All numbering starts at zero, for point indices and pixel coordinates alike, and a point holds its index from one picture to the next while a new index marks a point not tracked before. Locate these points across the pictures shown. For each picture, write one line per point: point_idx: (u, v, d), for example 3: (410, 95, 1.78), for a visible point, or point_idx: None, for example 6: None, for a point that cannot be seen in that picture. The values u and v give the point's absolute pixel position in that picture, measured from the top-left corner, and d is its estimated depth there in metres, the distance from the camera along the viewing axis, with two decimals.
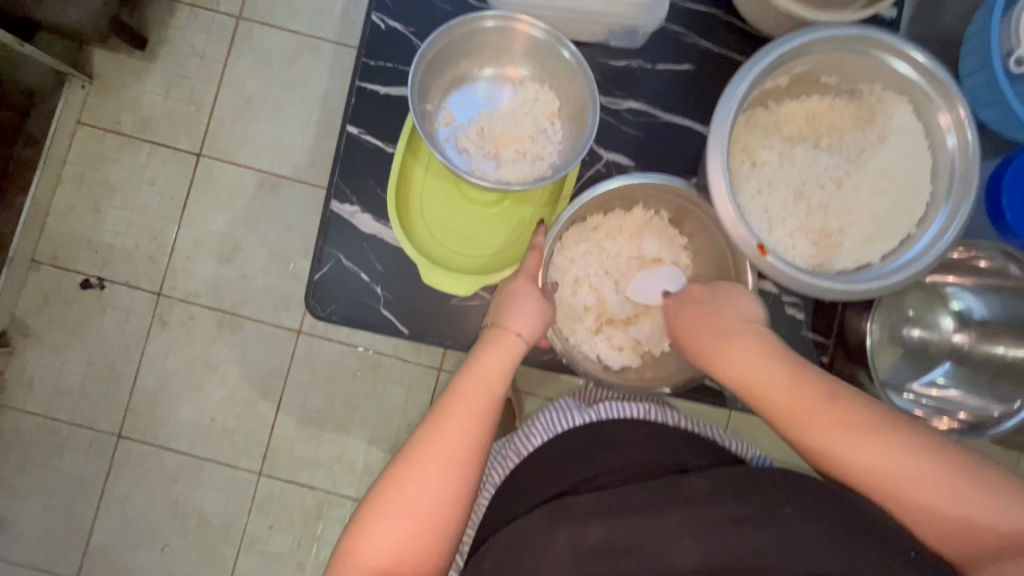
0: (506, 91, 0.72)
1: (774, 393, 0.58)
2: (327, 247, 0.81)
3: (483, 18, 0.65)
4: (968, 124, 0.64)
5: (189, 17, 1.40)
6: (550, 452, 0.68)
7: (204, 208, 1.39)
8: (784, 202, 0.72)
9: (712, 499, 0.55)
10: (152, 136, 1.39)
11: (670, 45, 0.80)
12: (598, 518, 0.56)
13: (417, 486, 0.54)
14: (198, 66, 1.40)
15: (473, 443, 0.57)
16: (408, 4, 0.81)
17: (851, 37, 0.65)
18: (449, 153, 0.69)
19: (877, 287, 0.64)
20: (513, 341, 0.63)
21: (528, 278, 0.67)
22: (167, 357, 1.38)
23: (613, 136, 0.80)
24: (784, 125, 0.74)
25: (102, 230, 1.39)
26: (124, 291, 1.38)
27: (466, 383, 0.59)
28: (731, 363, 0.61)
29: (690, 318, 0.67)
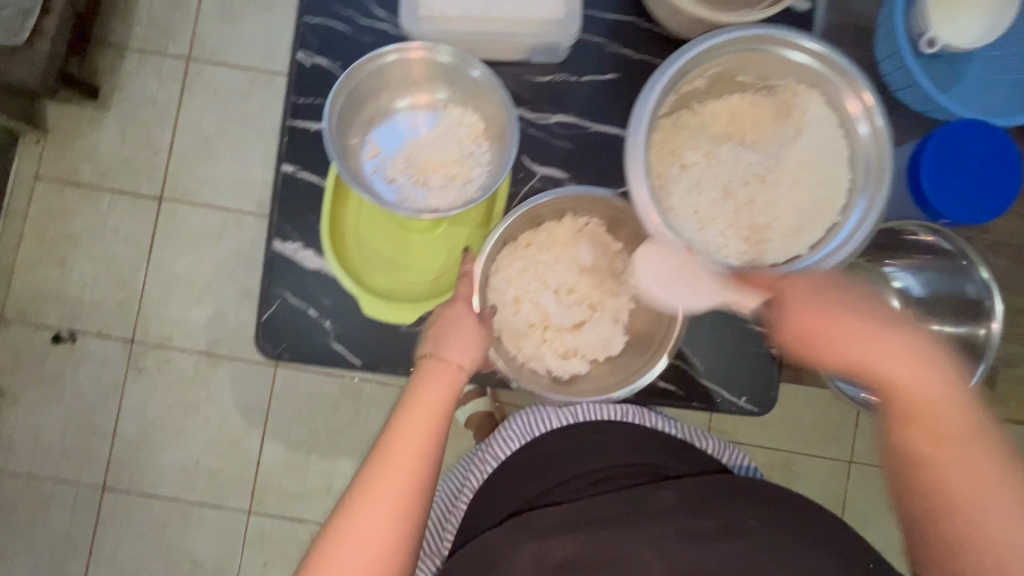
0: (428, 118, 0.73)
1: (898, 368, 0.58)
2: (273, 287, 0.81)
3: (390, 51, 0.66)
4: (878, 111, 0.65)
5: (139, 63, 1.41)
6: (534, 457, 0.79)
7: (171, 251, 1.39)
8: (710, 200, 0.72)
9: (670, 514, 0.68)
10: (113, 184, 1.39)
11: (593, 56, 0.82)
12: (564, 533, 0.67)
13: (361, 537, 0.54)
14: (152, 110, 1.41)
15: (415, 487, 0.57)
16: (333, 40, 0.82)
17: (754, 37, 0.67)
18: (377, 185, 0.70)
19: (804, 279, 0.65)
20: (451, 374, 0.62)
21: (463, 303, 0.66)
22: (146, 403, 1.37)
23: (545, 150, 0.81)
24: (709, 126, 0.75)
25: (69, 283, 1.38)
26: (97, 342, 1.37)
27: (404, 426, 0.59)
28: (898, 366, 0.58)
29: (804, 305, 0.62)
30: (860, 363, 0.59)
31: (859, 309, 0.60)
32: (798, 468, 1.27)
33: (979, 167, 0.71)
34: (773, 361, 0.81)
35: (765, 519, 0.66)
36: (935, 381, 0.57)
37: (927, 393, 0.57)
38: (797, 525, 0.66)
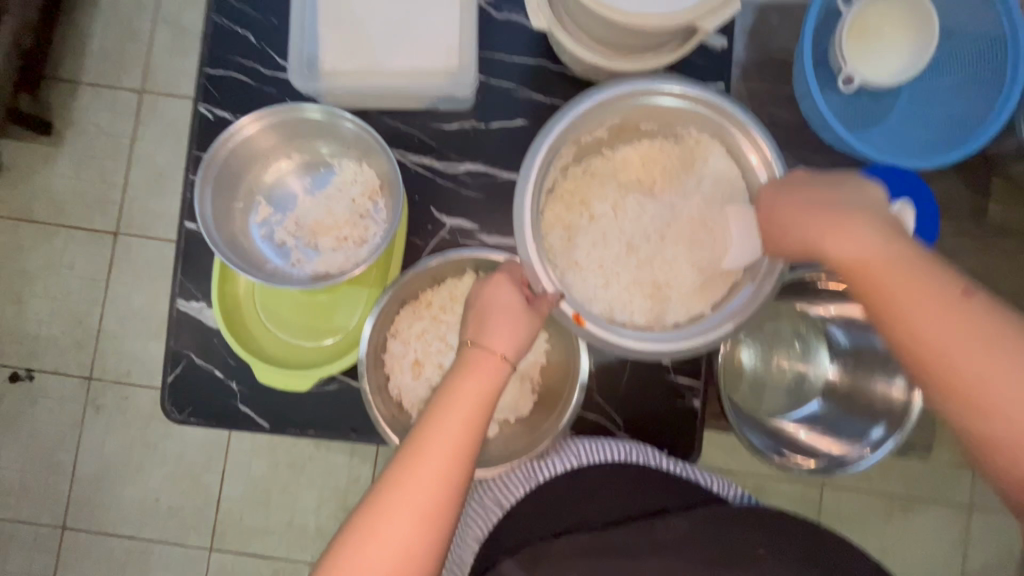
0: (320, 176, 0.70)
1: (876, 265, 0.47)
2: (178, 348, 0.79)
3: (259, 116, 0.63)
4: (777, 164, 0.64)
5: (92, 96, 1.37)
6: (540, 497, 0.70)
7: (126, 286, 1.36)
8: (612, 258, 0.70)
9: (689, 539, 0.61)
10: (67, 219, 1.37)
11: (504, 102, 0.79)
12: (584, 557, 0.60)
13: (383, 541, 0.48)
14: (106, 144, 1.37)
15: (451, 488, 0.50)
16: (236, 92, 0.80)
17: (643, 90, 0.65)
18: (266, 250, 0.68)
19: (704, 340, 0.63)
20: (496, 364, 0.55)
21: (511, 281, 0.60)
22: (103, 443, 1.35)
23: (453, 201, 0.79)
24: (619, 172, 0.72)
25: (25, 322, 1.36)
26: (52, 381, 1.35)
27: (443, 416, 0.52)
28: (840, 248, 0.50)
29: (795, 210, 0.55)
30: (849, 265, 0.49)
31: (838, 195, 0.53)
32: (769, 492, 1.07)
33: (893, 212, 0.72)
34: (697, 414, 0.79)
35: (775, 550, 0.59)
36: (898, 257, 0.47)
37: (911, 291, 0.46)
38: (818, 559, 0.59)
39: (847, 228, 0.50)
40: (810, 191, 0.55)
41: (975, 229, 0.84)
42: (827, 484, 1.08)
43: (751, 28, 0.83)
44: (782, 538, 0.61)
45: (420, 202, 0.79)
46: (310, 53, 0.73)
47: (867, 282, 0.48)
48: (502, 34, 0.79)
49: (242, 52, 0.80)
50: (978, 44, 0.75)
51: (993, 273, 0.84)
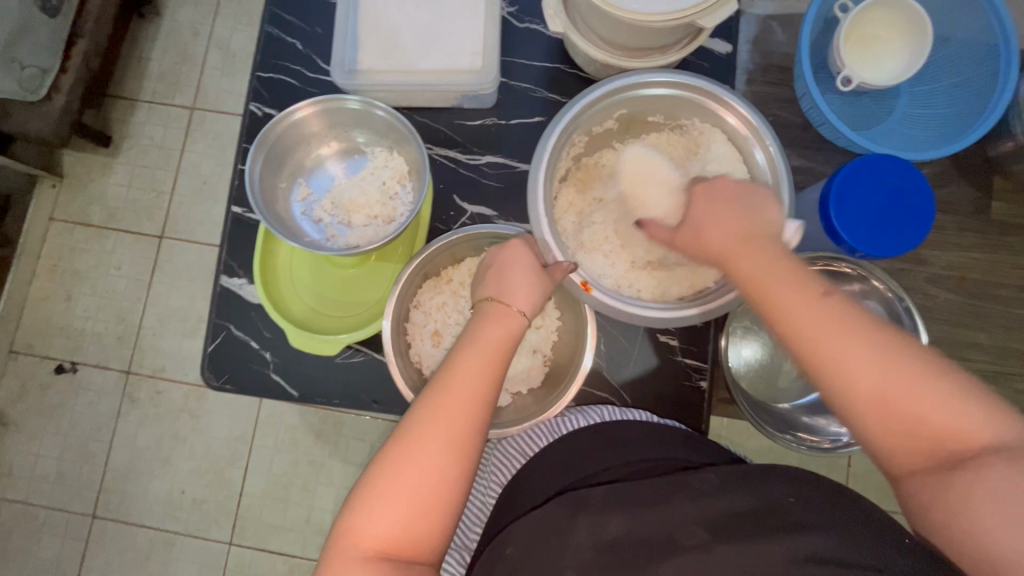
0: (356, 162, 0.78)
1: (784, 290, 0.50)
2: (218, 320, 0.86)
3: (300, 105, 0.70)
4: (776, 151, 0.69)
5: (148, 112, 1.50)
6: (564, 448, 0.68)
7: (168, 286, 1.45)
8: (611, 209, 0.76)
9: (720, 491, 0.53)
10: (118, 224, 1.48)
11: (524, 102, 0.86)
12: (617, 509, 0.54)
13: (417, 466, 0.52)
14: (158, 155, 1.49)
15: (475, 423, 0.55)
16: (283, 92, 0.89)
17: (649, 83, 0.72)
18: (305, 225, 0.75)
19: (702, 311, 0.68)
20: (512, 317, 0.60)
21: (528, 246, 0.65)
22: (138, 433, 1.42)
23: (475, 189, 0.85)
24: (630, 161, 0.79)
25: (73, 317, 1.46)
26: (95, 372, 1.44)
27: (467, 359, 0.57)
28: (747, 269, 0.53)
29: (716, 228, 0.57)
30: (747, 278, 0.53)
31: (738, 212, 0.57)
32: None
33: (887, 204, 0.71)
34: (705, 396, 0.81)
35: (809, 498, 0.50)
36: (786, 272, 0.51)
37: (802, 299, 0.49)
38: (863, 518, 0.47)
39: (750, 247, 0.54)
40: (724, 202, 0.58)
41: (980, 225, 0.86)
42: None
43: (754, 38, 0.90)
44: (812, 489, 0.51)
45: (444, 190, 0.85)
46: (350, 55, 0.82)
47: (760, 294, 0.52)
48: (523, 41, 0.87)
49: (290, 58, 0.89)
50: (971, 49, 0.80)
51: (999, 269, 0.86)
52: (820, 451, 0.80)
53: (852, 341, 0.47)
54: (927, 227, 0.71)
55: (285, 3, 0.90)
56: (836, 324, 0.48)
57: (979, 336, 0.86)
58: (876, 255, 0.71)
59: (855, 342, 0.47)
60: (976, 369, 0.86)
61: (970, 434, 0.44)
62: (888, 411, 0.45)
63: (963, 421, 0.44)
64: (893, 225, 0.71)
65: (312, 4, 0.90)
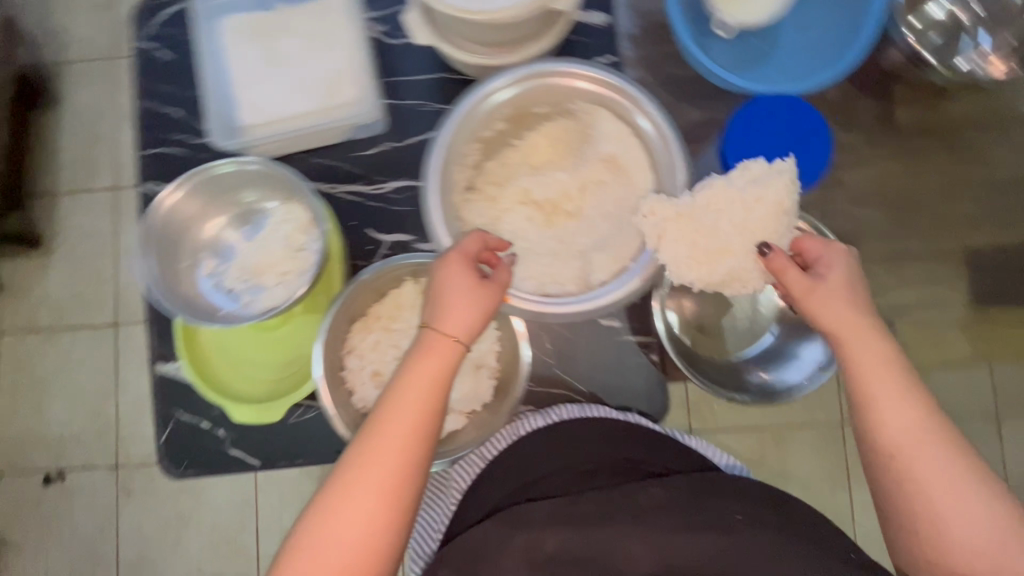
0: (256, 223, 0.76)
1: (868, 352, 0.56)
2: (165, 408, 0.84)
3: (175, 183, 0.68)
4: (660, 119, 0.71)
5: (72, 203, 1.43)
6: (519, 456, 0.69)
7: (137, 371, 1.42)
8: (692, 221, 0.66)
9: (659, 504, 0.59)
10: (71, 323, 1.42)
11: (416, 118, 0.84)
12: (556, 526, 0.58)
13: (348, 515, 0.51)
14: (91, 245, 1.43)
15: (409, 464, 0.53)
16: (175, 165, 0.86)
17: (526, 78, 0.72)
18: (217, 299, 0.74)
19: (621, 291, 0.68)
20: (447, 346, 0.58)
21: (464, 261, 0.61)
22: (141, 523, 1.39)
23: (387, 218, 0.84)
24: (531, 157, 0.77)
25: (49, 427, 1.42)
26: (83, 475, 1.40)
27: (403, 402, 0.55)
28: (834, 322, 0.57)
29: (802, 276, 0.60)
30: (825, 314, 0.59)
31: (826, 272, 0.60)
32: None
33: (782, 145, 0.71)
34: (655, 368, 0.82)
35: (746, 518, 0.57)
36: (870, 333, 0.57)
37: (871, 348, 0.56)
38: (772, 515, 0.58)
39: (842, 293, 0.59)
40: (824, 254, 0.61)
41: (891, 137, 0.86)
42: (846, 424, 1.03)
43: None
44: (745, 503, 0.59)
45: (357, 227, 0.84)
46: (228, 114, 0.80)
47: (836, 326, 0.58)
48: (401, 57, 0.84)
49: (174, 128, 0.87)
50: None
51: (917, 175, 0.86)
52: (770, 401, 0.81)
53: (915, 419, 0.53)
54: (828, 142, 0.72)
55: (157, 73, 0.87)
56: (904, 403, 0.54)
57: (910, 244, 0.87)
58: None
59: (917, 420, 0.53)
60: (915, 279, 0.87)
61: (984, 545, 0.50)
62: (916, 488, 0.52)
63: (976, 522, 0.50)
64: (794, 164, 0.71)
65: (184, 68, 0.87)
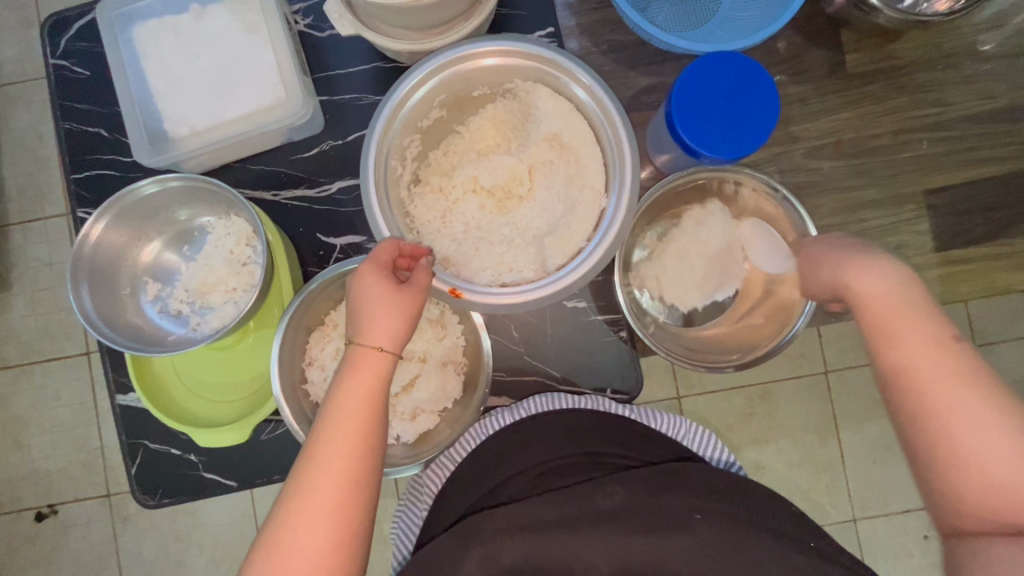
0: (197, 239, 0.73)
1: (906, 328, 0.56)
2: (131, 440, 0.82)
3: (98, 211, 0.65)
4: (599, 88, 0.69)
5: (24, 234, 1.34)
6: (484, 455, 0.68)
7: None
8: (688, 254, 0.76)
9: (624, 504, 0.57)
10: (41, 356, 1.34)
11: (353, 114, 0.81)
12: (512, 536, 0.56)
13: (297, 549, 0.48)
14: (51, 275, 1.34)
15: (355, 482, 0.51)
16: (108, 187, 0.83)
17: (455, 60, 0.69)
18: (166, 323, 0.71)
19: (578, 274, 0.66)
20: (377, 357, 0.57)
21: (379, 270, 0.59)
22: (141, 547, 1.34)
23: (335, 221, 0.81)
24: (476, 142, 0.73)
25: (32, 463, 1.35)
26: (76, 506, 1.34)
27: (336, 421, 0.53)
28: (870, 288, 0.58)
29: (830, 259, 0.63)
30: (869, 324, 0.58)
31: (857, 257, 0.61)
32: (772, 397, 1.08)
33: (730, 103, 0.68)
34: (626, 345, 0.81)
35: (709, 513, 0.56)
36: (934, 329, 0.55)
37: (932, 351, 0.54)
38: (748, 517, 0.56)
39: (895, 304, 0.57)
40: (846, 253, 0.62)
41: (841, 85, 0.84)
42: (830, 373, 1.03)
43: None
44: (717, 497, 0.58)
45: (305, 233, 0.81)
46: (152, 130, 0.76)
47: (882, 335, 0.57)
48: (331, 51, 0.81)
49: (102, 148, 0.82)
50: None
51: (871, 120, 0.85)
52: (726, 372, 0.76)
53: (957, 377, 0.53)
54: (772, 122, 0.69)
55: (75, 92, 0.83)
56: (943, 363, 0.54)
57: (870, 192, 0.86)
58: (740, 156, 0.69)
59: (956, 378, 0.53)
60: (876, 227, 0.86)
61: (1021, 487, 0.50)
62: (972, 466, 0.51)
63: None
64: (744, 122, 0.68)
65: (104, 83, 0.83)
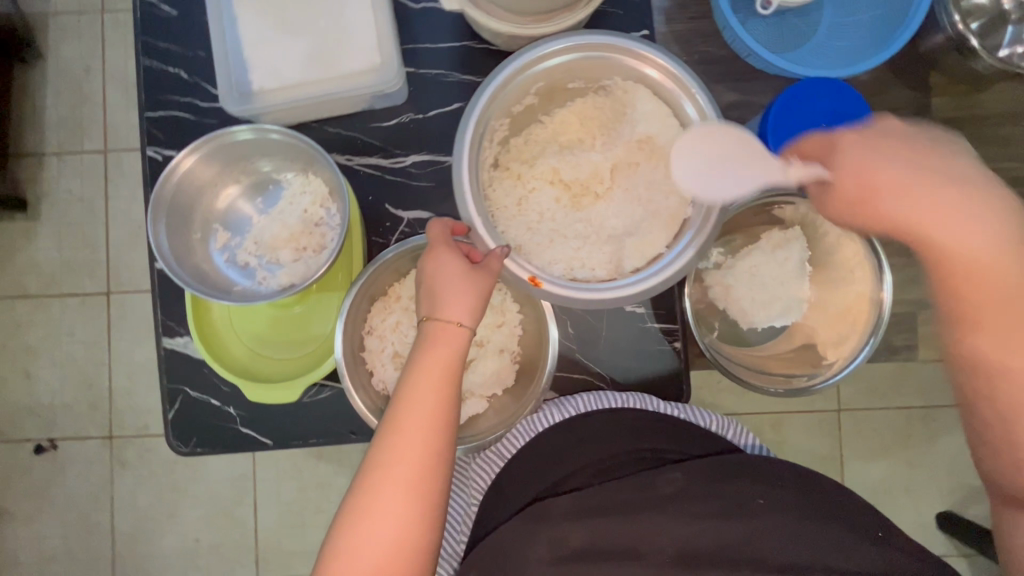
0: (272, 194, 0.73)
1: (1012, 268, 0.53)
2: (171, 385, 0.81)
3: (182, 154, 0.65)
4: (702, 97, 0.67)
5: (58, 164, 1.30)
6: (538, 451, 0.70)
7: (129, 340, 1.30)
8: (754, 281, 0.78)
9: (685, 496, 0.62)
10: (60, 288, 1.30)
11: (437, 89, 0.80)
12: (580, 521, 0.61)
13: (376, 519, 0.49)
14: (81, 209, 1.30)
15: (432, 453, 0.51)
16: (179, 129, 0.81)
17: (561, 48, 0.67)
18: (232, 273, 0.71)
19: (659, 280, 0.66)
20: (453, 331, 0.56)
21: (448, 248, 0.60)
22: (137, 494, 1.30)
23: (405, 194, 0.80)
24: (559, 134, 0.74)
25: (37, 395, 1.30)
26: (75, 445, 1.30)
27: (412, 396, 0.53)
28: (948, 226, 0.54)
29: (896, 194, 0.55)
30: (847, 190, 0.57)
31: (941, 215, 0.54)
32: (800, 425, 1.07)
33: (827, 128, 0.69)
34: (678, 356, 0.80)
35: (771, 502, 0.61)
36: (996, 245, 0.53)
37: (990, 240, 0.53)
38: (809, 509, 0.61)
39: (869, 187, 0.56)
40: (983, 220, 0.53)
41: None
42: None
43: None
44: (774, 488, 0.63)
45: (374, 202, 0.80)
46: (238, 78, 0.75)
47: (862, 196, 0.56)
48: (423, 23, 0.80)
49: (178, 88, 0.81)
50: None
51: None
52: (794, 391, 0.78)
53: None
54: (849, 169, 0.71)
55: (159, 29, 0.81)
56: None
57: None
58: None
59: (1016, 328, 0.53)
60: None
61: None
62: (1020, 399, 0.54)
63: None
64: None
65: (189, 23, 0.81)
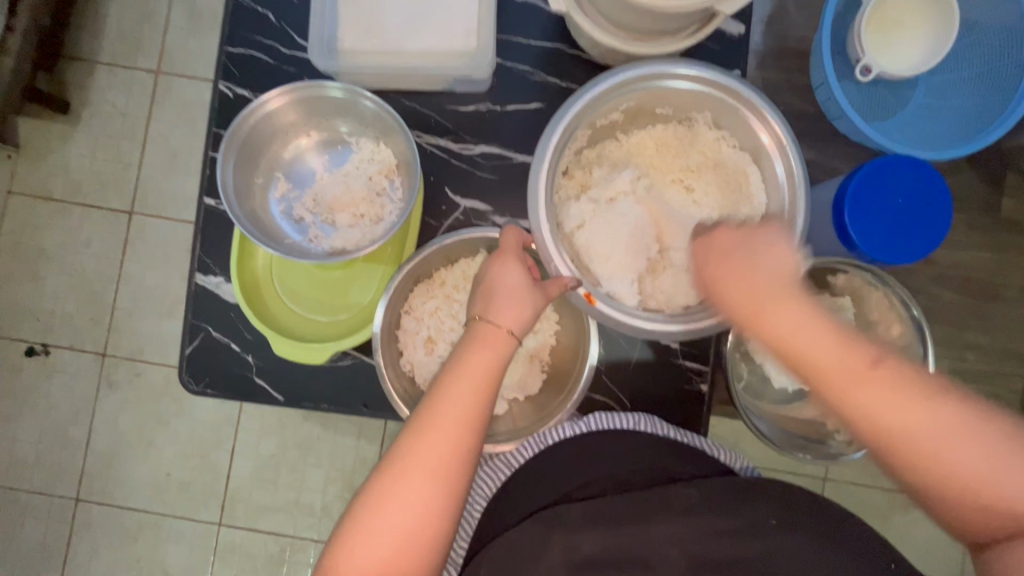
0: (340, 156, 0.74)
1: (818, 355, 0.53)
2: (195, 321, 0.80)
3: (266, 100, 0.66)
4: (791, 150, 0.65)
5: (109, 76, 1.27)
6: (548, 465, 0.69)
7: (142, 264, 1.26)
8: None
9: (700, 510, 0.60)
10: (85, 198, 1.27)
11: (519, 85, 0.79)
12: (592, 529, 0.60)
13: (401, 502, 0.49)
14: (122, 124, 1.27)
15: (461, 451, 0.51)
16: (256, 71, 0.80)
17: (659, 74, 0.66)
18: (287, 225, 0.72)
19: (712, 323, 0.64)
20: (501, 336, 0.56)
21: (513, 257, 0.61)
22: (118, 417, 1.25)
23: (468, 181, 0.79)
24: (634, 156, 0.74)
25: (42, 298, 1.26)
26: (69, 355, 1.26)
27: (452, 392, 0.53)
28: (775, 322, 0.55)
29: (729, 275, 0.58)
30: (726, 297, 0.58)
31: (753, 302, 0.56)
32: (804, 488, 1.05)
33: (901, 206, 0.71)
34: (704, 398, 0.79)
35: (789, 522, 0.57)
36: (850, 362, 0.52)
37: (808, 334, 0.53)
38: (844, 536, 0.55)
39: (755, 294, 0.56)
40: (791, 305, 0.54)
41: (987, 225, 0.84)
42: (828, 479, 1.05)
43: (768, 19, 0.84)
44: (794, 509, 0.58)
45: (434, 182, 0.79)
46: (329, 32, 0.74)
47: (754, 316, 0.56)
48: (521, 18, 0.79)
49: (263, 32, 0.80)
50: (996, 38, 0.77)
51: (1004, 268, 0.85)
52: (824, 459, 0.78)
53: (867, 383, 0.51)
54: (902, 260, 0.72)
55: None
56: (848, 357, 0.52)
57: (978, 335, 0.86)
58: (887, 260, 0.72)
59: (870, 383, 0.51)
60: (971, 369, 0.86)
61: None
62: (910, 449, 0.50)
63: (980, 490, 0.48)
64: (904, 229, 0.71)
65: None
